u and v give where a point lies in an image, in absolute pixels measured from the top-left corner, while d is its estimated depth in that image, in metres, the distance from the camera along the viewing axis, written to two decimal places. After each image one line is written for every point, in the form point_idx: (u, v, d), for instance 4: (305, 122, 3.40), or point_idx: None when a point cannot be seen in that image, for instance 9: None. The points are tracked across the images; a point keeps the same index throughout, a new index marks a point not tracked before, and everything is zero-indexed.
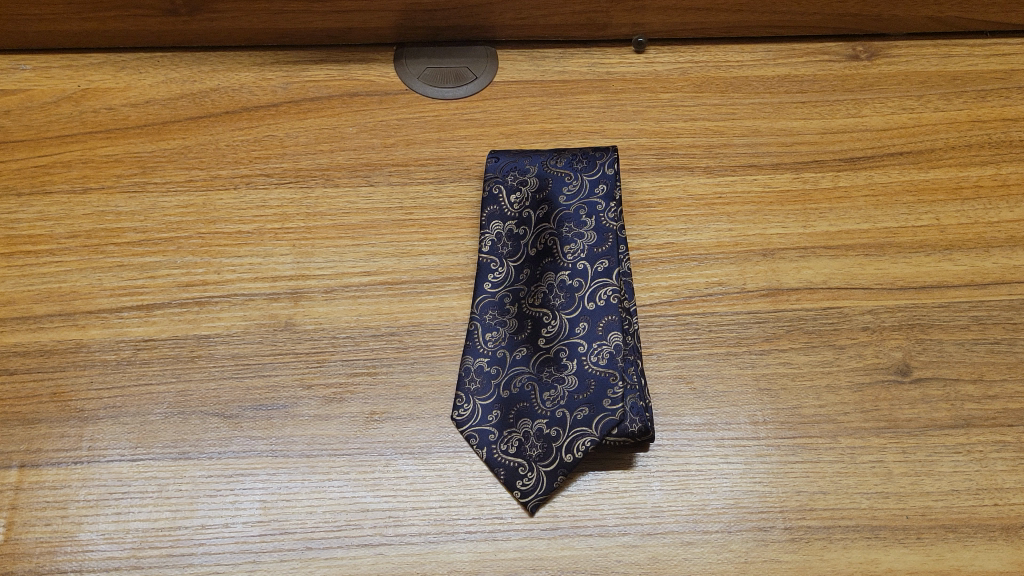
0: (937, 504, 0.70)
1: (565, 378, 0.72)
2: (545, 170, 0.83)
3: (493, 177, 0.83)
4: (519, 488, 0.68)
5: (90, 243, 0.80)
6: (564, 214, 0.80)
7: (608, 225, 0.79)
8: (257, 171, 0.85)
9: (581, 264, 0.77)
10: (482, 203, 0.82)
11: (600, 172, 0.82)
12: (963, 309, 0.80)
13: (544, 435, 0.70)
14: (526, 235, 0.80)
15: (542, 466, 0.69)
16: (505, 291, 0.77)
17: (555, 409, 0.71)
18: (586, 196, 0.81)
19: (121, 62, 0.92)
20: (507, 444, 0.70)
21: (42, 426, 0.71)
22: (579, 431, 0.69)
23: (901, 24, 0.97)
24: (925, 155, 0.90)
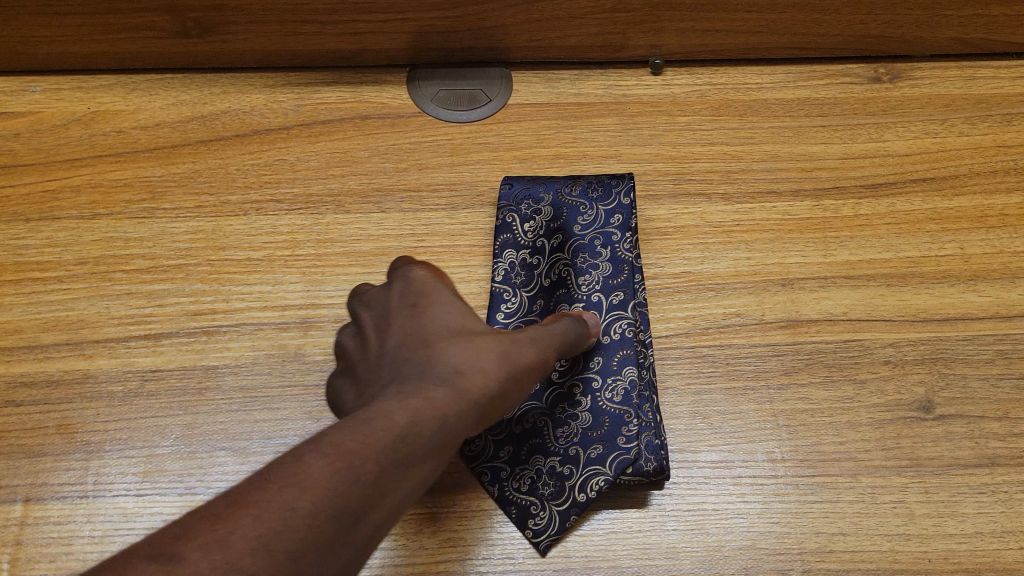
0: (960, 547, 0.68)
1: (579, 414, 0.71)
2: (560, 199, 0.82)
3: (506, 205, 0.82)
4: (531, 527, 0.67)
5: (98, 269, 0.79)
6: (579, 244, 0.79)
7: (624, 256, 0.77)
8: (268, 196, 0.84)
9: (595, 297, 0.76)
10: (495, 231, 0.81)
11: (616, 201, 0.80)
12: (988, 342, 0.78)
13: (557, 473, 0.69)
14: (540, 266, 0.79)
15: (553, 505, 0.67)
16: (518, 322, 0.76)
17: (569, 446, 0.69)
18: (601, 226, 0.79)
19: (132, 83, 0.91)
20: (518, 482, 0.69)
21: (47, 460, 0.70)
22: (594, 470, 0.68)
23: (925, 46, 0.95)
24: (949, 181, 0.88)
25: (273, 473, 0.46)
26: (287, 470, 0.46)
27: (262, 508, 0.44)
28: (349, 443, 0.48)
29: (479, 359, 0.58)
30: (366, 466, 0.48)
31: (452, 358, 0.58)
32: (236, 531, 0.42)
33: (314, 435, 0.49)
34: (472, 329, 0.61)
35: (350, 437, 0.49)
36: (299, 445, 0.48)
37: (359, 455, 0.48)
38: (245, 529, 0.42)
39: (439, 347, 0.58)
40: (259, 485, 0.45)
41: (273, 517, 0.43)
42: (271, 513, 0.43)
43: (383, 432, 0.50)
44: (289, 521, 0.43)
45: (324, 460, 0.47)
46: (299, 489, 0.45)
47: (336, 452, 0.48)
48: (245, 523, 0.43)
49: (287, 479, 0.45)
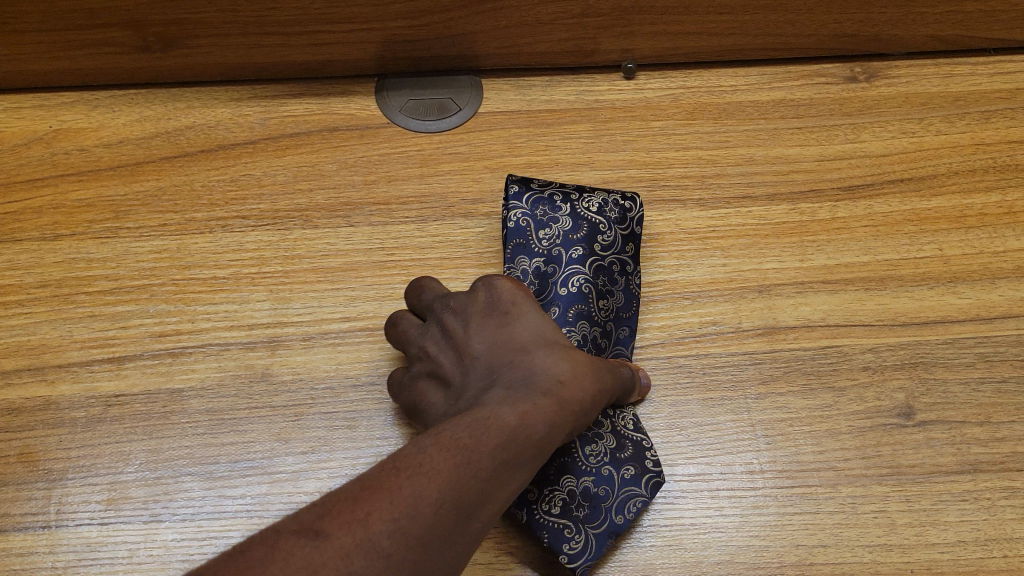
0: (943, 557, 0.67)
1: (603, 434, 0.68)
2: (578, 212, 0.77)
3: (521, 209, 0.76)
4: (566, 552, 0.64)
5: (60, 292, 0.78)
6: (598, 264, 0.75)
7: (636, 291, 0.76)
8: (234, 213, 0.82)
9: (610, 327, 0.75)
10: (507, 234, 0.76)
11: (631, 229, 0.78)
12: (969, 345, 0.77)
13: (590, 494, 0.66)
14: (556, 274, 0.74)
15: (591, 528, 0.65)
16: None
17: (600, 466, 0.67)
18: (619, 252, 0.76)
19: (94, 100, 0.89)
20: (550, 504, 0.65)
21: (8, 490, 0.69)
22: (629, 491, 0.67)
23: (901, 44, 0.93)
24: (928, 181, 0.86)
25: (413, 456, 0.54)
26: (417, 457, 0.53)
27: (414, 491, 0.51)
28: (474, 446, 0.55)
29: (579, 374, 0.63)
30: (487, 464, 0.54)
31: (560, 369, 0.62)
32: (387, 520, 0.49)
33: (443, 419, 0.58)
34: (556, 340, 0.64)
35: (472, 441, 0.55)
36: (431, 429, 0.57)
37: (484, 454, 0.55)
38: (392, 517, 0.49)
39: (540, 357, 0.62)
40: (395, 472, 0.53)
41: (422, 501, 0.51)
42: (417, 500, 0.51)
43: (501, 439, 0.56)
44: (433, 509, 0.51)
45: (453, 456, 0.54)
46: (423, 480, 0.52)
47: (464, 453, 0.54)
48: (395, 508, 0.50)
49: (427, 464, 0.53)
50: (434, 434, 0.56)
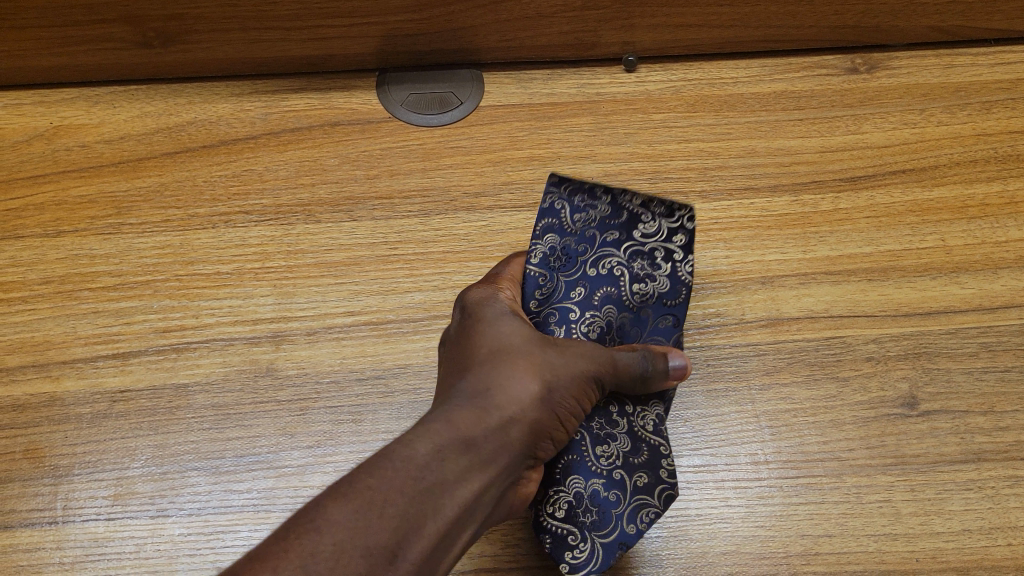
0: (948, 545, 0.67)
1: (618, 435, 0.64)
2: (627, 198, 0.70)
3: (554, 191, 0.70)
4: (568, 561, 0.61)
5: (63, 289, 0.78)
6: (636, 250, 0.69)
7: (684, 278, 0.68)
8: (237, 208, 0.82)
9: (644, 313, 0.68)
10: (539, 212, 0.70)
11: (684, 219, 0.69)
12: (972, 335, 0.77)
13: (598, 500, 0.62)
14: (585, 255, 0.69)
15: (597, 537, 0.61)
16: (551, 312, 0.68)
17: (611, 469, 0.63)
18: (664, 240, 0.69)
19: (95, 96, 0.89)
20: (555, 506, 0.62)
21: (14, 486, 0.69)
22: (641, 500, 0.62)
23: (902, 35, 0.93)
24: (929, 172, 0.86)
25: (370, 506, 0.48)
26: (377, 498, 0.48)
27: (384, 539, 0.47)
28: (446, 486, 0.51)
29: (569, 392, 0.59)
30: (457, 507, 0.51)
31: (549, 388, 0.58)
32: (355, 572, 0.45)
33: (397, 452, 0.51)
34: (549, 352, 0.60)
35: (445, 476, 0.51)
36: (386, 465, 0.50)
37: (455, 497, 0.51)
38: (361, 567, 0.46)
39: (524, 375, 0.58)
40: (352, 523, 0.47)
41: (391, 550, 0.47)
42: (386, 548, 0.47)
43: (472, 476, 0.53)
44: (402, 560, 0.48)
45: (424, 494, 0.50)
46: (330, 527, 0.46)
47: (436, 491, 0.51)
48: (367, 556, 0.46)
49: (397, 505, 0.49)
50: (384, 472, 0.50)
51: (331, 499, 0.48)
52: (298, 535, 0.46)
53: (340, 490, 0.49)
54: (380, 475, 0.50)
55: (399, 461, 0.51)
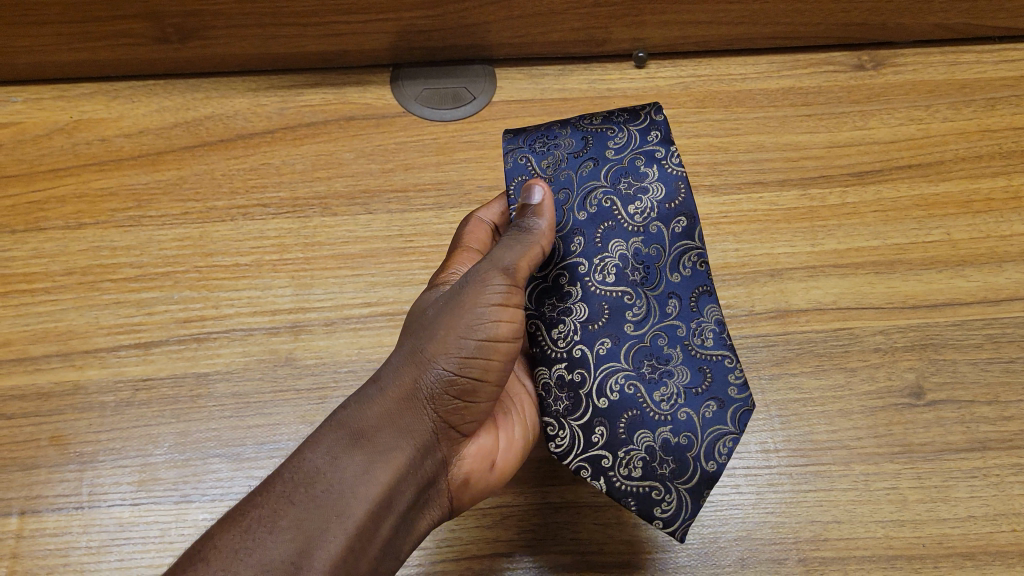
0: (953, 531, 0.69)
1: (674, 369, 0.61)
2: (579, 127, 0.70)
3: (516, 148, 0.70)
4: (659, 517, 0.58)
5: (85, 280, 0.79)
6: (616, 170, 0.67)
7: (674, 171, 0.66)
8: (254, 201, 0.84)
9: (654, 227, 0.65)
10: (506, 175, 0.69)
11: (649, 118, 0.69)
12: (977, 326, 0.78)
13: (671, 447, 0.59)
14: (569, 200, 0.67)
15: (679, 484, 0.58)
16: (559, 270, 0.64)
17: (676, 410, 0.60)
18: (638, 147, 0.68)
19: (114, 91, 0.91)
20: (627, 468, 0.59)
21: (41, 472, 0.70)
22: (717, 432, 0.59)
23: (907, 32, 0.95)
24: (935, 167, 0.88)
25: (264, 529, 0.47)
26: (268, 514, 0.48)
27: (278, 560, 0.47)
28: (349, 490, 0.50)
29: (494, 340, 0.56)
30: (366, 504, 0.50)
31: (469, 344, 0.56)
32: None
33: (295, 462, 0.51)
34: (465, 297, 0.57)
35: (347, 479, 0.50)
36: (281, 477, 0.50)
37: (361, 496, 0.50)
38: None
39: (437, 340, 0.56)
40: (244, 551, 0.46)
41: (292, 565, 0.47)
42: (285, 565, 0.47)
43: (379, 470, 0.52)
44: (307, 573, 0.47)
45: (322, 506, 0.49)
46: (229, 550, 0.46)
47: (338, 498, 0.50)
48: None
49: (292, 521, 0.48)
50: (279, 485, 0.50)
51: (222, 528, 0.48)
52: (190, 570, 0.46)
53: (230, 520, 0.48)
54: (273, 495, 0.49)
55: (296, 479, 0.50)
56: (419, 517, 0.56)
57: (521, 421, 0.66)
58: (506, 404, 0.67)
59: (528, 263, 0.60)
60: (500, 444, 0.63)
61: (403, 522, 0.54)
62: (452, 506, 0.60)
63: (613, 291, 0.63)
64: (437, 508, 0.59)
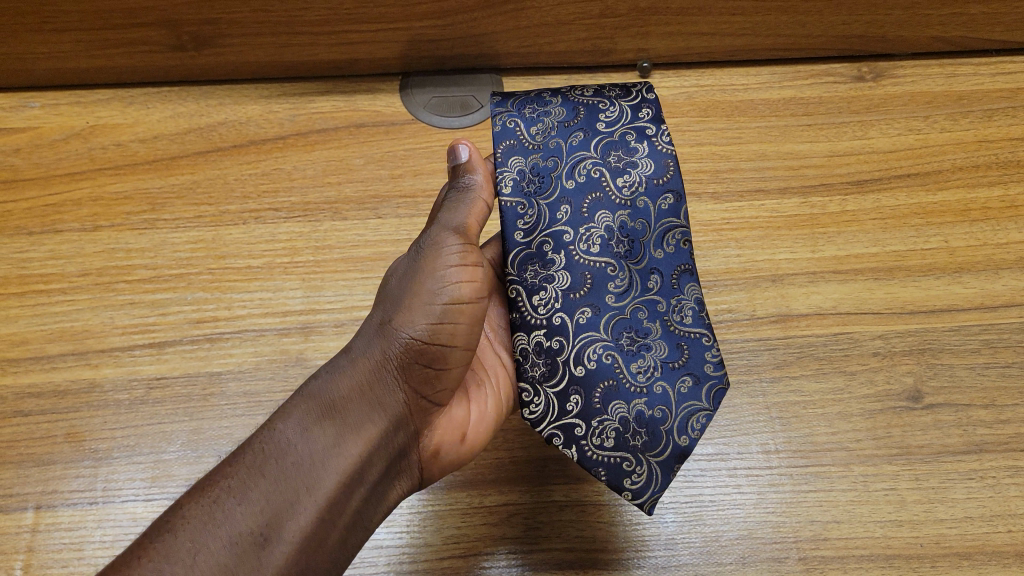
0: (950, 531, 0.70)
1: (653, 344, 0.63)
2: (570, 97, 0.69)
3: (505, 112, 0.69)
4: (629, 488, 0.60)
5: (100, 281, 0.81)
6: (607, 143, 0.67)
7: (664, 150, 0.67)
8: (266, 205, 0.85)
9: (642, 202, 0.66)
10: (494, 138, 0.68)
11: (641, 95, 0.69)
12: (974, 332, 0.80)
13: (645, 420, 0.61)
14: (558, 168, 0.66)
15: (651, 457, 0.60)
16: (542, 237, 0.64)
17: (652, 384, 0.62)
18: (630, 121, 0.68)
19: (129, 97, 0.93)
20: (601, 438, 0.61)
21: (56, 467, 0.72)
22: (690, 408, 0.61)
23: (906, 45, 0.97)
24: (933, 177, 0.90)
25: (234, 498, 0.52)
26: (240, 481, 0.53)
27: (247, 528, 0.51)
28: (318, 462, 0.55)
29: (457, 305, 0.61)
30: (336, 476, 0.55)
31: (435, 310, 0.60)
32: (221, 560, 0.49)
33: (268, 433, 0.55)
34: (424, 264, 0.62)
35: (316, 452, 0.55)
36: (255, 446, 0.55)
37: (330, 469, 0.55)
38: (224, 556, 0.49)
39: (404, 312, 0.60)
40: (213, 519, 0.50)
41: (261, 534, 0.51)
42: (254, 532, 0.51)
43: (349, 443, 0.56)
44: (276, 541, 0.51)
45: (292, 478, 0.53)
46: (200, 513, 0.51)
47: (308, 470, 0.54)
48: (231, 547, 0.50)
49: (262, 492, 0.52)
50: (250, 454, 0.54)
51: (195, 496, 0.52)
52: (159, 537, 0.50)
53: (201, 487, 0.52)
54: (244, 465, 0.53)
55: (268, 451, 0.54)
56: (393, 490, 0.61)
57: (494, 395, 0.70)
58: (478, 375, 0.70)
59: (476, 220, 0.65)
60: (471, 418, 0.67)
61: (376, 494, 0.59)
62: (425, 478, 0.65)
63: (597, 262, 0.64)
64: (410, 480, 0.62)
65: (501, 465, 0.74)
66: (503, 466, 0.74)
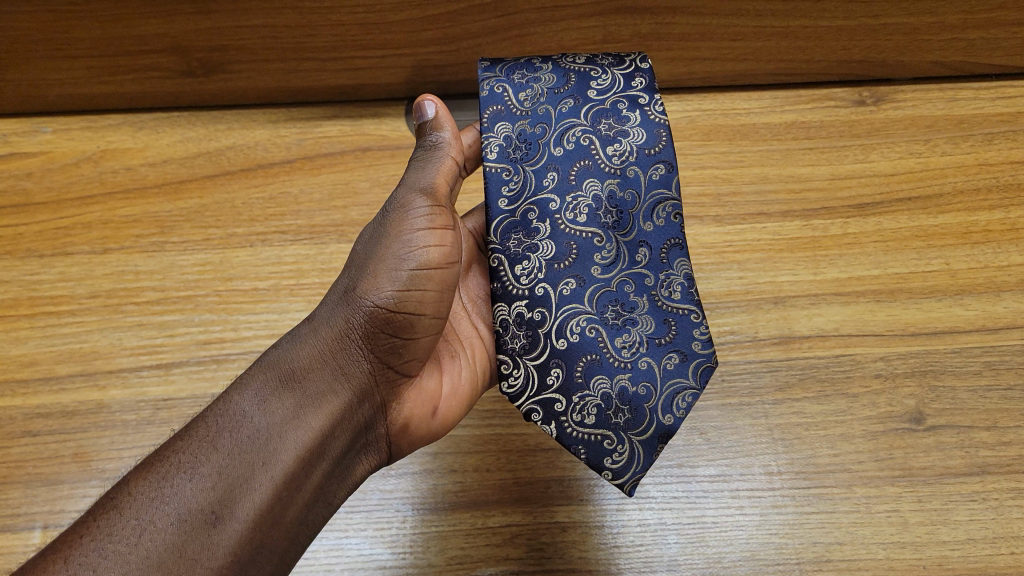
0: (953, 554, 0.70)
1: (640, 319, 0.64)
2: (562, 65, 0.72)
3: (493, 76, 0.72)
4: (609, 467, 0.61)
5: (109, 302, 0.82)
6: (597, 111, 0.70)
7: (657, 119, 0.69)
8: (273, 228, 0.86)
9: (632, 171, 0.68)
10: (482, 103, 0.70)
11: (634, 65, 0.72)
12: (975, 354, 0.80)
13: (628, 397, 0.62)
14: (546, 135, 0.69)
15: (633, 437, 0.61)
16: (525, 206, 0.67)
17: (637, 360, 0.63)
18: (622, 89, 0.71)
19: (139, 122, 0.95)
20: (581, 414, 0.62)
21: (64, 487, 0.72)
22: (676, 385, 0.62)
23: (905, 69, 0.98)
24: (934, 200, 0.90)
25: (183, 475, 0.54)
26: (190, 458, 0.55)
27: (198, 504, 0.52)
28: (274, 436, 0.57)
29: (424, 271, 0.65)
30: (292, 450, 0.57)
31: (401, 275, 0.64)
32: (168, 538, 0.50)
33: (224, 406, 0.58)
34: (392, 226, 0.66)
35: (272, 425, 0.57)
36: (210, 420, 0.57)
37: (286, 443, 0.57)
38: (173, 533, 0.51)
39: (369, 279, 0.64)
40: (162, 496, 0.52)
41: (210, 511, 0.52)
42: (204, 510, 0.52)
43: (307, 416, 0.59)
44: (227, 518, 0.53)
45: (247, 452, 0.56)
46: (148, 488, 0.53)
47: (263, 445, 0.56)
48: (180, 524, 0.51)
49: (213, 467, 0.54)
50: (203, 428, 0.56)
51: (144, 472, 0.54)
52: (103, 516, 0.51)
53: (150, 465, 0.55)
54: (196, 440, 0.56)
55: (221, 426, 0.57)
56: (354, 463, 0.64)
57: (468, 368, 0.74)
58: (453, 348, 0.75)
59: (444, 179, 0.70)
60: (444, 390, 0.71)
61: (336, 469, 0.62)
62: (390, 451, 0.68)
63: (584, 232, 0.66)
64: (376, 454, 0.67)
65: (505, 487, 0.74)
66: (507, 488, 0.74)
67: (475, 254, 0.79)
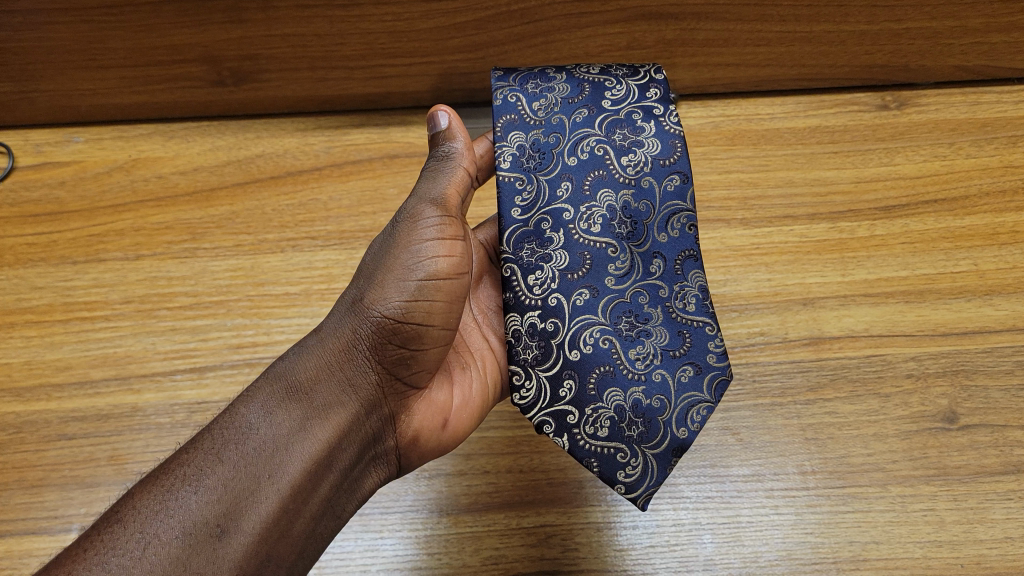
0: (992, 552, 0.70)
1: (654, 331, 0.64)
2: (576, 76, 0.73)
3: (507, 86, 0.72)
4: (622, 480, 0.61)
5: (143, 307, 0.83)
6: (612, 121, 0.70)
7: (671, 130, 0.69)
8: (303, 234, 0.87)
9: (646, 182, 0.68)
10: (495, 112, 0.71)
11: (649, 76, 0.73)
12: (1007, 353, 0.80)
13: (642, 409, 0.62)
14: (559, 144, 0.69)
15: (647, 449, 0.62)
16: (539, 216, 0.67)
17: (650, 373, 0.63)
18: (636, 100, 0.71)
19: (170, 132, 0.96)
20: (594, 427, 0.62)
21: (100, 489, 0.73)
22: (690, 398, 0.62)
23: (929, 74, 0.98)
24: (960, 202, 0.91)
25: (189, 488, 0.54)
26: (195, 470, 0.55)
27: (203, 518, 0.53)
28: (280, 447, 0.57)
29: (433, 281, 0.64)
30: (299, 462, 0.57)
31: (409, 286, 0.64)
32: (172, 552, 0.51)
33: (232, 418, 0.59)
34: (402, 237, 0.66)
35: (278, 437, 0.58)
36: (216, 433, 0.58)
37: (292, 455, 0.57)
38: (178, 547, 0.51)
39: (377, 289, 0.64)
40: (168, 509, 0.53)
41: (215, 525, 0.53)
42: (210, 524, 0.53)
43: (314, 428, 0.59)
44: (233, 531, 0.53)
45: (252, 464, 0.56)
46: (150, 501, 0.53)
47: (269, 457, 0.57)
48: (184, 537, 0.52)
49: (218, 479, 0.55)
50: (207, 442, 0.57)
51: (150, 484, 0.55)
52: (108, 529, 0.52)
53: (155, 478, 0.55)
54: (202, 452, 0.56)
55: (227, 438, 0.57)
56: (365, 475, 0.64)
57: (479, 379, 0.74)
58: (464, 359, 0.75)
59: (456, 191, 0.69)
60: (454, 401, 0.71)
61: (346, 481, 0.62)
62: (401, 463, 0.68)
63: (598, 242, 0.66)
64: (387, 467, 0.67)
65: (538, 487, 0.74)
66: (539, 488, 0.74)
67: (487, 266, 0.80)
